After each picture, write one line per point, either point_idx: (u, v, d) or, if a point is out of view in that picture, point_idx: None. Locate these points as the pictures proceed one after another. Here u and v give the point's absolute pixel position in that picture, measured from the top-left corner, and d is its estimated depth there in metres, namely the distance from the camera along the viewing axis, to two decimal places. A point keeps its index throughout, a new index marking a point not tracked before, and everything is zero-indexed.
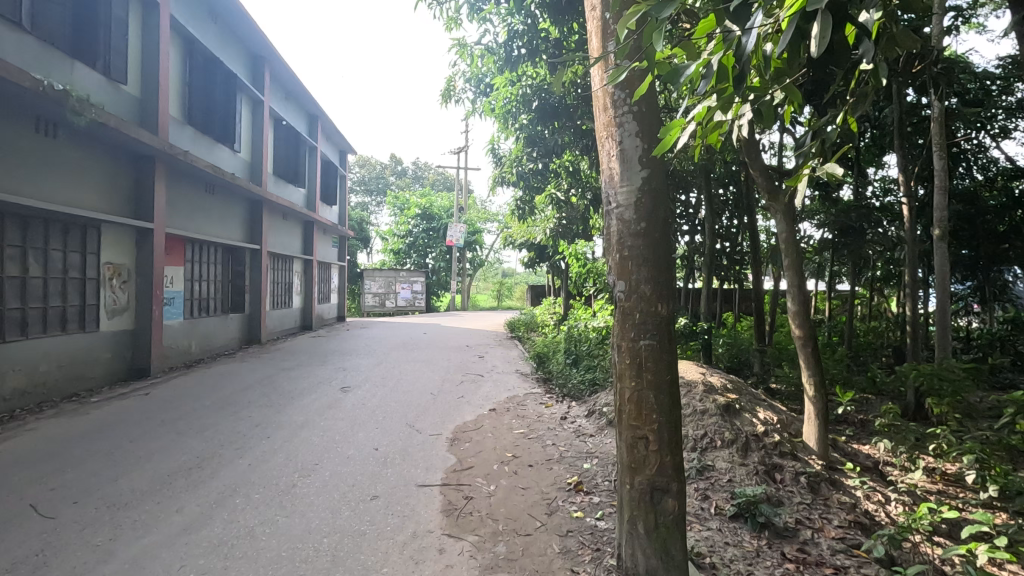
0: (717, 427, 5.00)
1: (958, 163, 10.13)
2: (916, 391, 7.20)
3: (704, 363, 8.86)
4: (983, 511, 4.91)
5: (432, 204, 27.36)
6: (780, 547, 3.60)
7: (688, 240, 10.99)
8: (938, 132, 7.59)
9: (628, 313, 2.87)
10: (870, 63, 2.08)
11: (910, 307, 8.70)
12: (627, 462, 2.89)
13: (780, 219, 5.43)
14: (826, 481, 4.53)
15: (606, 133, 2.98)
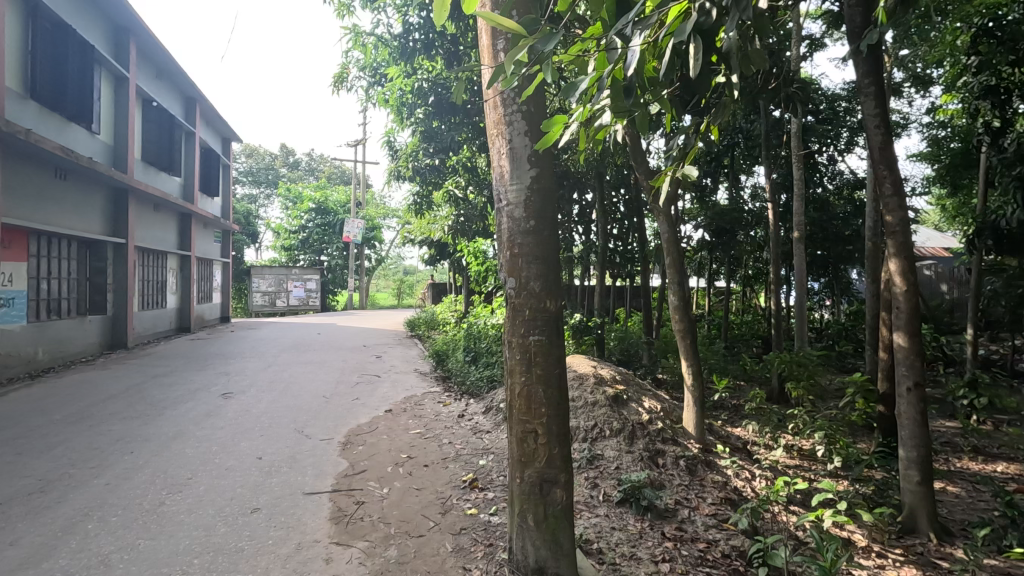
0: (606, 417, 5.25)
1: (813, 174, 11.44)
2: (779, 376, 8.05)
3: (598, 357, 9.26)
4: (830, 480, 5.59)
5: (328, 198, 26.17)
6: (661, 528, 3.85)
7: (583, 239, 11.43)
8: (796, 145, 8.51)
9: (519, 309, 2.91)
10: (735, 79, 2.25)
11: (774, 302, 9.70)
12: (518, 455, 2.94)
13: (662, 219, 5.81)
14: (702, 463, 4.91)
15: (497, 131, 3.00)
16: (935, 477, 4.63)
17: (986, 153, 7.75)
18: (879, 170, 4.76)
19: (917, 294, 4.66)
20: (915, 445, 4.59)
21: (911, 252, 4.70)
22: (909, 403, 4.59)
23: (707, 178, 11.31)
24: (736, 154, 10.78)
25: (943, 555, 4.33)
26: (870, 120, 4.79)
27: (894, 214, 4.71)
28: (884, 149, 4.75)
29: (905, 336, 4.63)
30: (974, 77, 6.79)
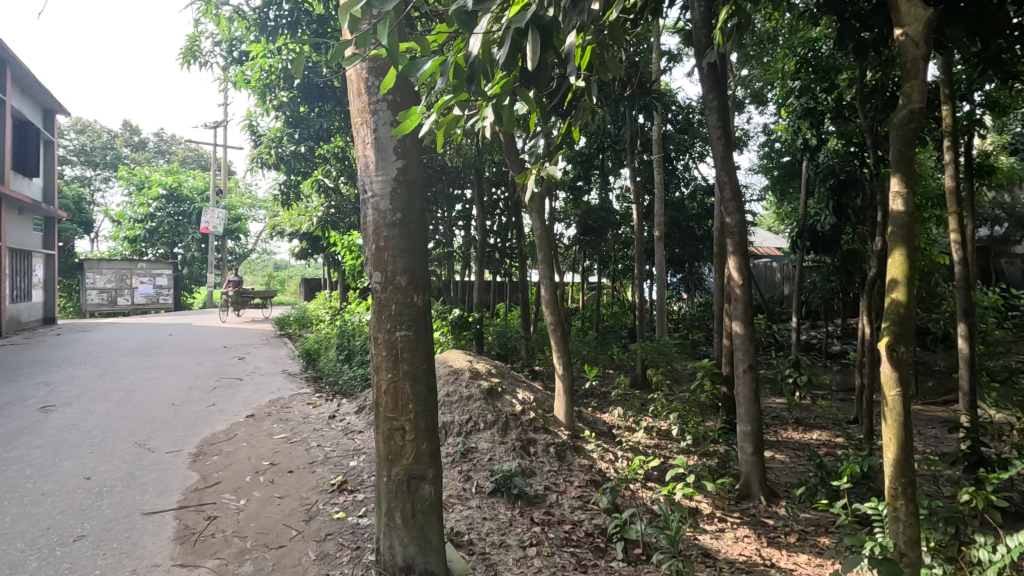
0: (480, 410, 5.34)
1: (672, 179, 12.43)
2: (642, 365, 8.74)
3: (476, 352, 9.37)
4: (682, 456, 6.18)
5: (181, 184, 23.57)
6: (530, 514, 4.00)
7: (463, 234, 11.48)
8: (657, 151, 9.26)
9: (385, 305, 2.84)
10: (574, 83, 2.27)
11: (638, 295, 10.48)
12: (384, 454, 2.87)
13: (535, 216, 6.04)
14: (571, 448, 5.15)
15: (360, 119, 2.89)
16: (765, 447, 5.31)
17: (806, 166, 9.02)
18: (721, 177, 5.35)
19: (750, 287, 5.31)
20: (749, 420, 5.22)
21: (745, 250, 5.35)
22: (744, 383, 5.22)
23: (580, 179, 11.92)
24: (605, 157, 11.46)
25: (770, 514, 4.98)
26: (714, 131, 5.36)
27: (733, 216, 5.31)
28: (725, 159, 5.36)
29: (741, 324, 5.26)
30: (796, 99, 7.76)
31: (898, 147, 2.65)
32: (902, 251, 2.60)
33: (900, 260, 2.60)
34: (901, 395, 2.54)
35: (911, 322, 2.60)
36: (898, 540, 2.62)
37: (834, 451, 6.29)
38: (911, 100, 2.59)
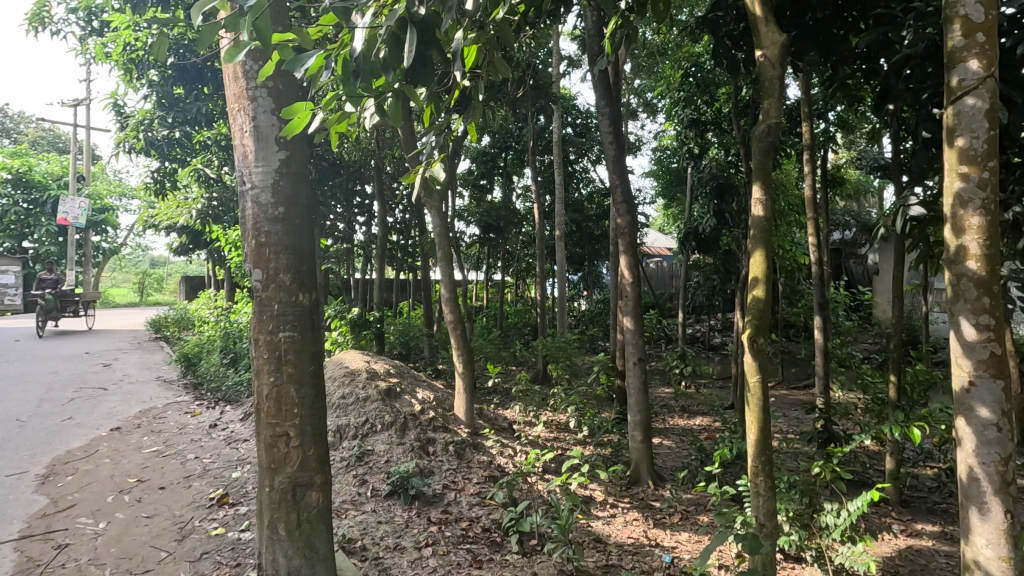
0: (378, 412, 5.20)
1: (572, 181, 12.83)
2: (543, 360, 8.97)
3: (377, 352, 9.13)
4: (578, 447, 6.42)
5: (32, 169, 20.66)
6: (427, 514, 3.98)
7: (363, 230, 11.12)
8: (557, 152, 9.53)
9: (266, 303, 2.67)
10: (461, 79, 2.32)
11: (539, 292, 10.74)
12: (266, 462, 2.70)
13: (434, 213, 6.00)
14: (470, 446, 5.16)
15: (238, 105, 2.69)
16: (652, 434, 5.67)
17: (691, 173, 9.75)
18: (613, 180, 5.64)
19: (639, 285, 5.64)
20: (638, 409, 5.55)
21: (635, 249, 5.67)
22: (634, 374, 5.55)
23: (483, 178, 12.00)
24: (508, 158, 11.63)
25: (656, 496, 5.32)
26: (606, 136, 5.66)
27: (623, 217, 5.63)
28: (616, 163, 5.66)
29: (631, 319, 5.59)
30: (682, 109, 8.29)
31: (758, 158, 2.93)
32: (762, 251, 2.89)
33: (760, 260, 2.88)
34: (761, 381, 2.82)
35: (768, 315, 2.89)
36: (759, 513, 2.89)
37: (713, 435, 6.84)
38: (769, 114, 2.87)
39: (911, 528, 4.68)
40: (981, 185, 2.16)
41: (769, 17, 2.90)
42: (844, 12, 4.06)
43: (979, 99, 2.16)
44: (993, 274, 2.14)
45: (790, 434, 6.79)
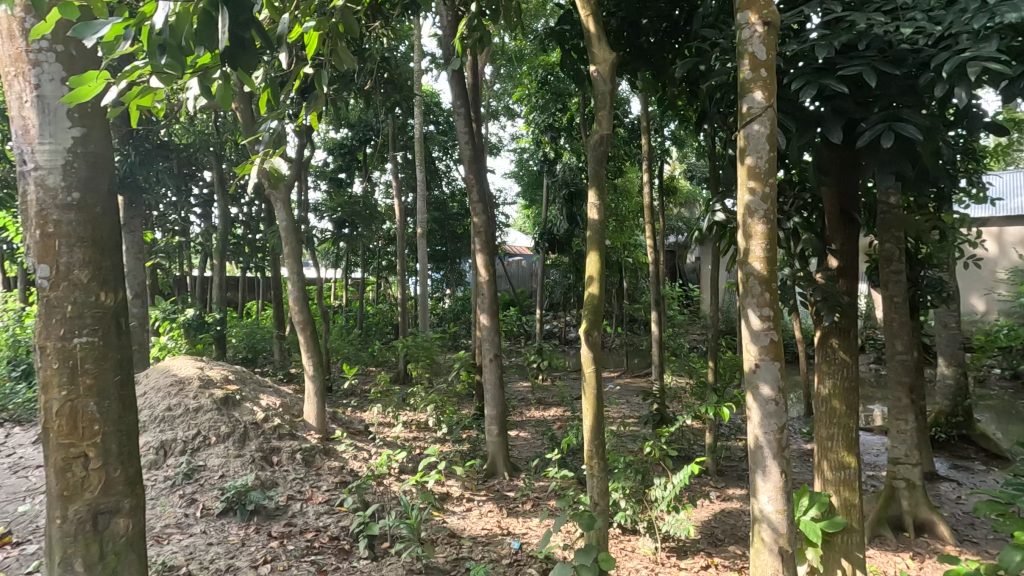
0: (212, 423, 4.75)
1: (434, 178, 12.74)
2: (404, 360, 8.85)
3: (216, 357, 8.29)
4: (436, 445, 6.42)
5: None
6: (267, 529, 3.73)
7: (200, 223, 10.03)
8: (419, 149, 9.45)
9: (55, 305, 2.23)
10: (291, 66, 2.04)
11: (400, 291, 10.55)
12: (56, 490, 2.23)
13: (281, 207, 5.63)
14: (320, 452, 4.93)
15: (13, 69, 2.21)
16: (508, 427, 5.90)
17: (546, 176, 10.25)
18: (469, 179, 5.75)
19: (495, 283, 5.81)
20: (494, 404, 5.75)
21: (491, 248, 5.83)
22: (490, 370, 5.75)
23: (342, 171, 11.51)
24: (369, 152, 11.30)
25: (510, 486, 5.51)
26: (462, 136, 5.77)
27: (479, 217, 5.77)
28: (472, 163, 5.79)
29: (487, 317, 5.75)
30: (539, 114, 8.67)
31: (593, 166, 3.17)
32: (596, 253, 3.13)
33: (596, 260, 3.13)
34: (595, 371, 3.06)
35: (602, 311, 3.14)
36: (594, 493, 3.13)
37: (564, 424, 7.28)
38: (602, 126, 3.13)
39: (723, 493, 5.41)
40: (764, 199, 2.55)
41: (602, 36, 3.15)
42: (670, 39, 4.52)
43: (762, 125, 2.55)
44: (772, 274, 2.54)
45: (630, 419, 7.47)
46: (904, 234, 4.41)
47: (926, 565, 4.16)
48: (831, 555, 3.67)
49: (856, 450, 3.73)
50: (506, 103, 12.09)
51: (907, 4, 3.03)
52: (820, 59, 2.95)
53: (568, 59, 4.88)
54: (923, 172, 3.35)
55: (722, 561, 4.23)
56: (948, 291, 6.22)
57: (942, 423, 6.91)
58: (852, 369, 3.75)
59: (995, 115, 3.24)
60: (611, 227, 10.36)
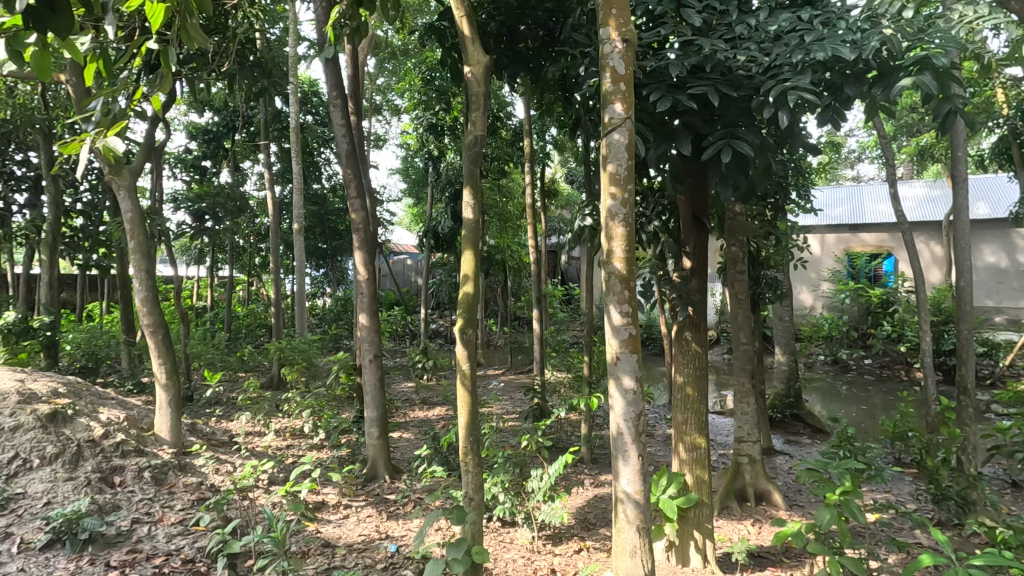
0: (35, 443, 4.12)
1: (312, 171, 12.09)
2: (278, 363, 8.31)
3: (45, 367, 7.18)
4: (312, 452, 6.10)
5: None
6: (105, 559, 3.33)
7: (24, 211, 8.62)
8: (296, 139, 8.86)
9: None
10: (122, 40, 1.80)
11: (274, 290, 9.85)
12: None
13: (125, 196, 5.03)
14: (174, 468, 4.48)
15: None
16: (389, 429, 5.78)
17: (431, 174, 10.18)
18: (347, 173, 5.54)
19: (375, 281, 5.65)
20: (375, 406, 5.61)
21: (370, 246, 5.67)
22: (370, 371, 5.59)
23: (206, 159, 10.53)
24: (238, 139, 10.45)
25: (391, 489, 5.39)
26: (339, 129, 5.56)
27: (358, 213, 5.58)
28: (350, 157, 5.58)
29: (367, 316, 5.59)
30: (423, 112, 8.58)
31: (468, 165, 3.22)
32: (471, 251, 3.17)
33: (471, 259, 3.17)
34: (470, 369, 3.10)
35: (477, 309, 3.19)
36: (468, 489, 3.17)
37: (448, 424, 7.28)
38: (477, 126, 3.19)
39: (596, 480, 5.74)
40: (624, 204, 2.74)
41: (476, 37, 3.20)
42: (547, 47, 4.69)
43: (622, 135, 2.74)
44: (631, 273, 2.74)
45: (512, 415, 7.66)
46: (746, 238, 4.99)
47: (763, 529, 4.74)
48: (686, 528, 4.04)
49: (706, 431, 4.15)
50: (391, 97, 11.83)
51: (743, 35, 3.44)
52: (673, 78, 3.25)
53: (448, 58, 4.89)
54: (758, 184, 3.82)
55: (593, 543, 4.48)
56: (783, 289, 7.13)
57: (779, 404, 7.93)
58: (702, 359, 4.16)
59: (811, 137, 3.79)
60: (495, 227, 10.55)
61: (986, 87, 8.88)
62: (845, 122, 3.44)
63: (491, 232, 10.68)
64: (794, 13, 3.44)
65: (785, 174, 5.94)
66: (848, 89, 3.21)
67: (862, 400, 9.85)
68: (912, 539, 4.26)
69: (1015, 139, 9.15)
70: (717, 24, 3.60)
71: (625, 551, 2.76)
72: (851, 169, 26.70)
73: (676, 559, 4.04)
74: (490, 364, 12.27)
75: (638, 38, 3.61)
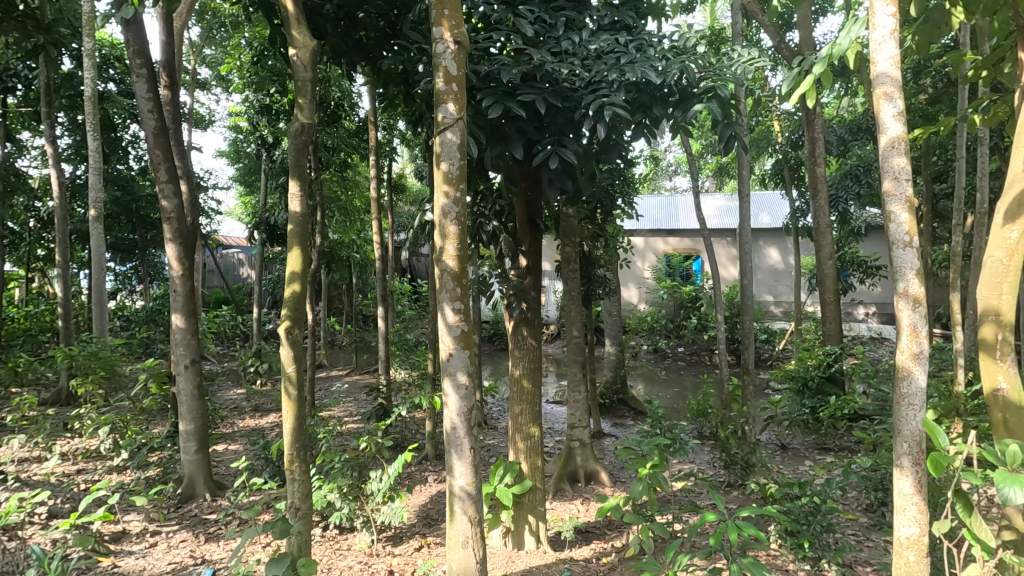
0: None
1: (115, 149, 10.38)
2: (67, 373, 7.02)
3: None
4: (111, 476, 5.25)
5: None
6: None
7: None
8: (90, 108, 7.36)
9: None
10: None
11: (63, 287, 8.24)
12: None
13: None
14: None
15: None
16: (210, 442, 5.21)
17: (264, 160, 9.35)
18: (155, 154, 4.84)
19: (192, 278, 5.04)
20: (192, 418, 5.02)
21: (186, 238, 5.03)
22: (187, 379, 4.99)
23: None
24: (11, 103, 8.58)
25: (211, 508, 4.86)
26: (144, 103, 4.84)
27: (169, 200, 4.91)
28: (158, 135, 4.89)
29: (182, 317, 4.97)
30: (254, 93, 7.85)
31: (293, 155, 3.02)
32: (299, 247, 2.99)
33: (297, 255, 2.98)
34: (297, 371, 2.92)
35: (304, 308, 3.01)
36: (295, 499, 2.98)
37: (282, 431, 6.78)
38: (303, 114, 3.01)
39: (440, 475, 5.76)
40: (456, 202, 2.77)
41: (303, 19, 3.01)
42: (388, 38, 4.53)
43: (454, 134, 2.77)
44: (463, 271, 2.79)
45: (354, 417, 7.39)
46: (578, 239, 5.37)
47: (591, 506, 5.15)
48: (521, 514, 4.24)
49: (540, 420, 4.39)
50: (216, 72, 10.62)
51: (569, 50, 3.70)
52: (505, 83, 3.40)
53: (279, 37, 4.52)
54: (584, 190, 4.15)
55: (435, 539, 4.50)
56: (611, 285, 7.84)
57: (608, 391, 8.72)
58: (536, 352, 4.39)
59: (629, 150, 4.21)
60: (338, 221, 10.07)
61: (767, 118, 10.66)
62: (655, 139, 3.87)
63: (334, 227, 10.16)
64: (612, 35, 3.78)
65: (610, 182, 6.52)
66: (656, 109, 3.62)
67: (675, 383, 11.29)
68: (708, 501, 4.96)
69: (787, 163, 11.12)
70: (546, 36, 3.82)
71: (458, 542, 2.80)
72: (667, 179, 30.33)
73: (513, 544, 4.23)
74: (333, 365, 11.72)
75: (473, 40, 3.70)
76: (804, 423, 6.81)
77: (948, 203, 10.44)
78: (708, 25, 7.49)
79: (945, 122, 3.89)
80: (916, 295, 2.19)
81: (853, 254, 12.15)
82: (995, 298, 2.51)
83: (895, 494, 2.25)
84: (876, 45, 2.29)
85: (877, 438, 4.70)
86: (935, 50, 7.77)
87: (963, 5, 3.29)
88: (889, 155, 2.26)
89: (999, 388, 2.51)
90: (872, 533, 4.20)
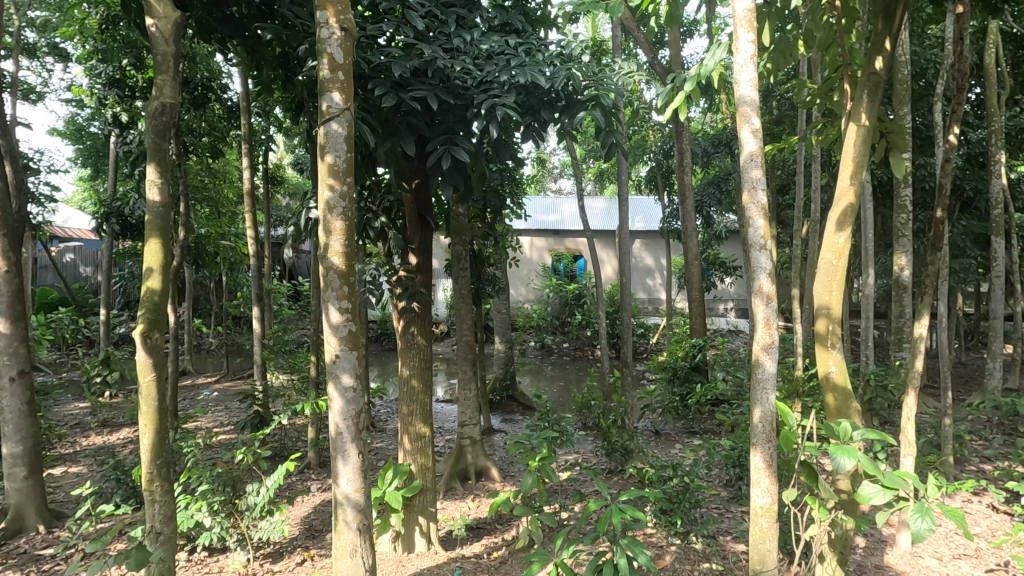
0: None
1: None
2: None
3: None
4: None
5: None
6: None
7: None
8: None
9: None
10: None
11: None
12: None
13: None
14: None
15: None
16: (44, 466, 4.49)
17: (115, 140, 8.24)
18: None
19: (21, 275, 4.29)
20: (20, 438, 4.29)
21: (10, 228, 4.27)
22: (12, 395, 4.24)
23: None
24: None
25: (46, 542, 4.20)
26: None
27: None
28: None
29: (6, 322, 4.20)
30: (102, 64, 6.84)
31: (152, 137, 2.69)
32: (157, 241, 2.66)
33: (156, 250, 2.65)
34: (156, 380, 2.61)
35: (165, 308, 2.69)
36: (155, 522, 2.65)
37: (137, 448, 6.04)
38: (164, 93, 2.69)
39: (324, 485, 5.49)
40: (342, 196, 2.63)
41: None
42: (265, 16, 4.17)
43: (340, 125, 2.63)
44: (350, 268, 2.65)
45: (224, 428, 6.78)
46: (468, 237, 5.37)
47: (481, 503, 5.19)
48: (411, 515, 4.16)
49: (430, 419, 4.33)
50: (52, 39, 9.21)
51: (460, 48, 3.70)
52: (396, 76, 3.34)
53: (132, 3, 3.99)
54: (475, 188, 4.16)
55: (319, 550, 4.27)
56: (500, 284, 7.95)
57: (498, 388, 8.86)
58: (427, 352, 4.34)
59: (519, 152, 4.28)
60: (205, 213, 9.15)
61: (642, 128, 11.42)
62: (543, 142, 3.98)
63: (201, 221, 9.22)
64: (502, 37, 3.84)
65: (500, 181, 6.60)
66: (544, 113, 3.72)
67: (561, 377, 11.77)
68: (592, 488, 5.24)
69: (659, 171, 12.08)
70: (437, 31, 3.79)
71: (345, 552, 2.66)
72: (553, 180, 31.40)
73: (402, 548, 4.14)
74: (200, 372, 10.64)
75: (361, 28, 3.57)
76: (674, 408, 7.40)
77: (789, 212, 12.00)
78: (591, 36, 7.91)
79: (788, 140, 4.42)
80: (769, 292, 2.47)
81: (716, 255, 13.53)
82: (828, 294, 2.91)
83: (751, 469, 2.51)
84: (739, 68, 2.53)
85: (735, 420, 5.24)
86: (780, 77, 8.90)
87: (803, 39, 3.77)
88: (748, 167, 2.52)
89: (830, 372, 2.91)
90: (731, 505, 4.69)
